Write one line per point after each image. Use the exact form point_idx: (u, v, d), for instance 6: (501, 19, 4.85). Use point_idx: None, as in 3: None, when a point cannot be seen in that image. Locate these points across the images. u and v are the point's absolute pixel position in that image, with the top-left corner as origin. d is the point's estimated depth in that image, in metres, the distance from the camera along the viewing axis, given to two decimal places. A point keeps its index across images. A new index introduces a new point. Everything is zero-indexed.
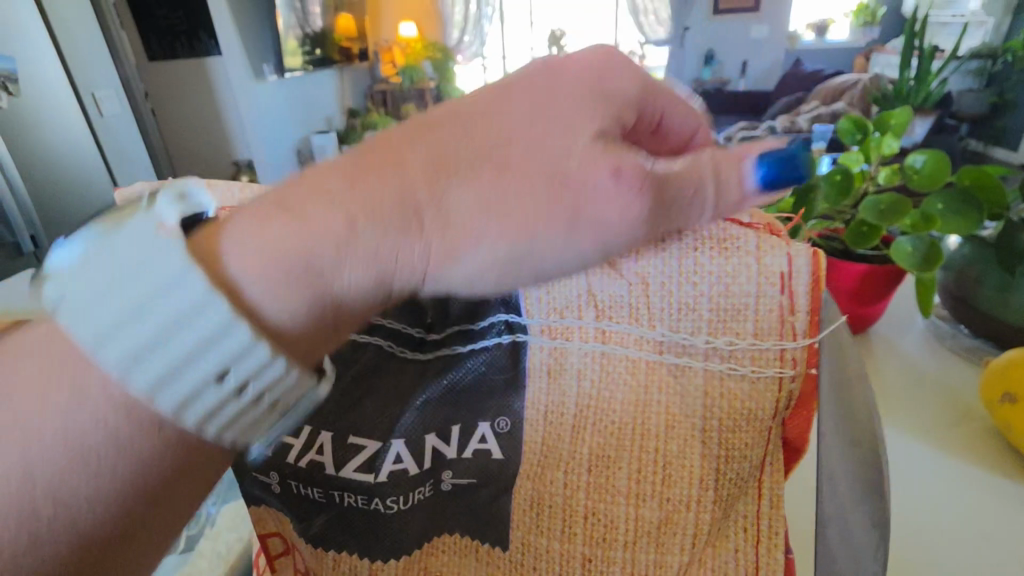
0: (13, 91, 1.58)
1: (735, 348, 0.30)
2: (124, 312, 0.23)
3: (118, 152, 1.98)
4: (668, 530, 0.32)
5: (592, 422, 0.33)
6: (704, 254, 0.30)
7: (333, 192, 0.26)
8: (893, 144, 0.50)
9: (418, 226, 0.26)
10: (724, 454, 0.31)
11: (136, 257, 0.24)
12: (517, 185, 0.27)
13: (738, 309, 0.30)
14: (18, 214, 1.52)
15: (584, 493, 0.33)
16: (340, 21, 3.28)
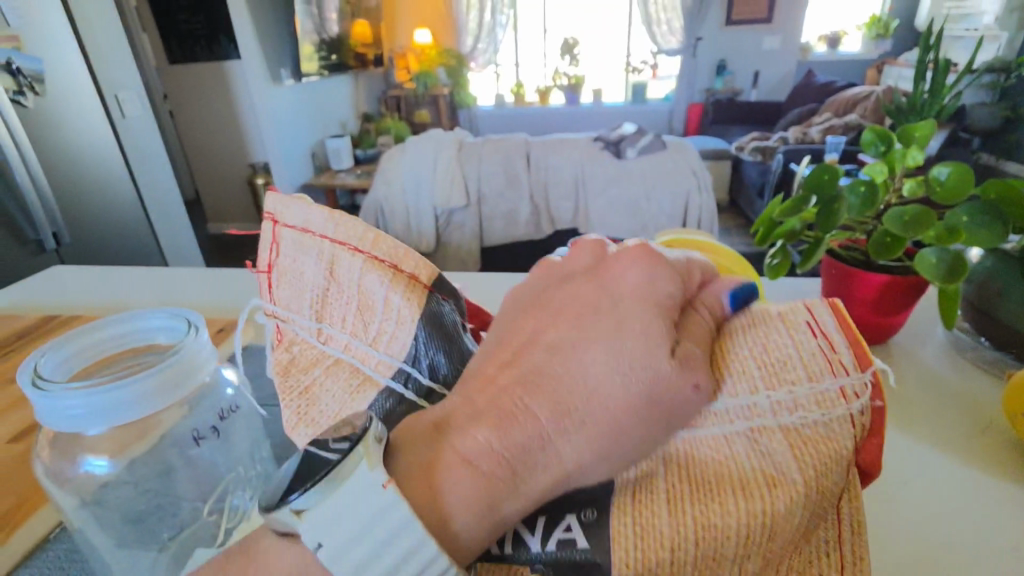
0: (39, 92, 1.60)
1: (809, 415, 0.25)
2: (358, 554, 0.21)
3: (138, 152, 2.05)
4: None
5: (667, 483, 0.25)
6: (740, 332, 0.29)
7: (469, 440, 0.25)
8: (917, 155, 0.48)
9: (551, 451, 0.25)
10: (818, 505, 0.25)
11: (360, 507, 0.21)
12: (625, 401, 0.25)
13: (783, 360, 0.27)
14: (41, 213, 1.54)
15: None
16: (356, 27, 3.33)
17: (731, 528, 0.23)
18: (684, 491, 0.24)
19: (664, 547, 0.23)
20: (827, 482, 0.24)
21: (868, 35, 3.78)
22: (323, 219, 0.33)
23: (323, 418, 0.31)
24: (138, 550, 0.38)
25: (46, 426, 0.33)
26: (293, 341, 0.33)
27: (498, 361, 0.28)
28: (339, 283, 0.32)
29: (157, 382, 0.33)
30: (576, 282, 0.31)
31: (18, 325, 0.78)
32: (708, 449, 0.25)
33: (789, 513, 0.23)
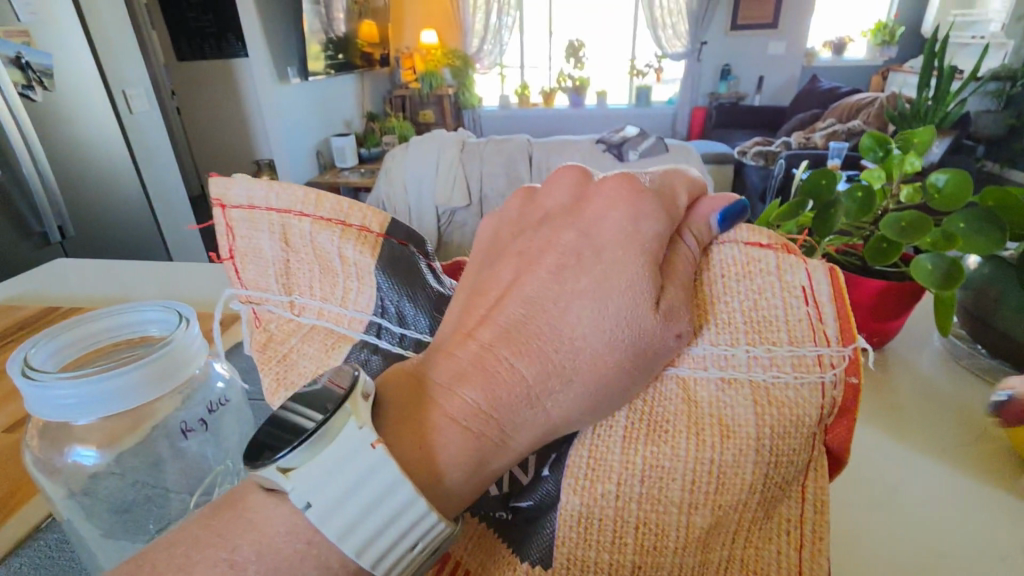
0: (46, 86, 1.61)
1: (781, 374, 0.28)
2: (354, 495, 0.23)
3: (143, 146, 2.06)
4: (716, 537, 0.28)
5: (643, 431, 0.27)
6: (731, 278, 0.30)
7: (464, 395, 0.26)
8: (915, 162, 0.49)
9: (542, 404, 0.26)
10: (775, 460, 0.27)
11: (349, 458, 0.23)
12: (612, 356, 0.26)
13: (768, 321, 0.29)
14: (46, 205, 1.56)
15: (635, 504, 0.27)
16: (363, 27, 3.35)
17: (679, 474, 0.27)
18: (641, 432, 0.27)
19: (612, 479, 0.27)
20: (784, 440, 0.27)
21: (873, 41, 3.77)
22: (264, 191, 0.34)
23: (302, 380, 0.33)
24: (124, 541, 0.37)
25: (37, 415, 0.33)
26: (269, 321, 0.34)
27: (482, 309, 0.29)
28: (297, 249, 0.34)
29: (148, 374, 0.34)
30: (556, 221, 0.30)
31: (19, 316, 0.79)
32: (676, 401, 0.28)
33: (735, 461, 0.27)
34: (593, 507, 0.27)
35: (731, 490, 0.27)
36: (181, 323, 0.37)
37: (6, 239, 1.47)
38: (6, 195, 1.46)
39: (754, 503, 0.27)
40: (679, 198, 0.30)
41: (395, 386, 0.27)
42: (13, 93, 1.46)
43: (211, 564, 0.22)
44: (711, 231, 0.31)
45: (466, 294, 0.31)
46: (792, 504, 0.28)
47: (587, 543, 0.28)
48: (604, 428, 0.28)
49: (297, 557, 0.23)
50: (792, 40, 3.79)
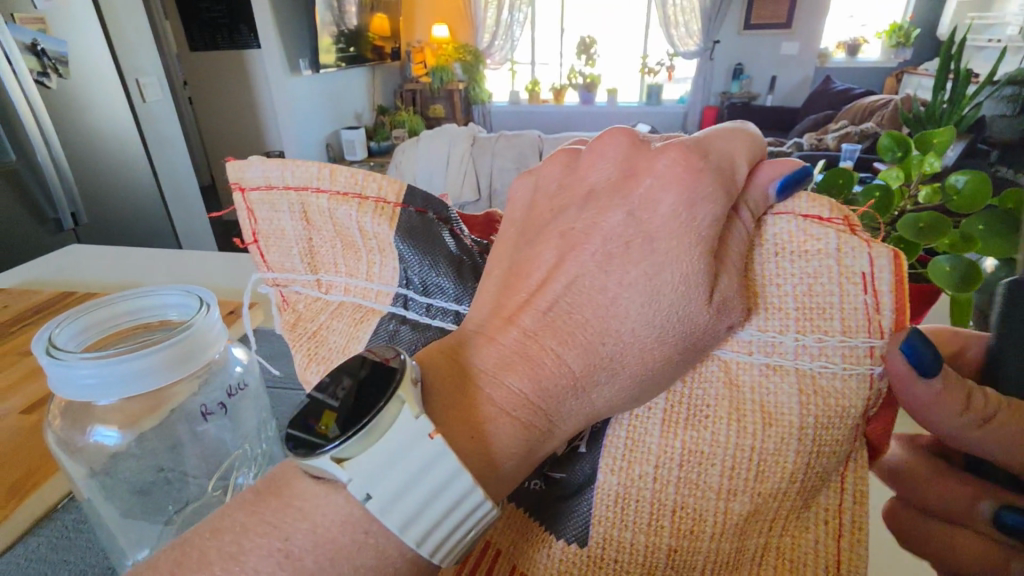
0: (61, 74, 1.62)
1: (829, 364, 0.28)
2: (411, 485, 0.23)
3: (155, 136, 2.07)
4: (753, 523, 0.28)
5: (684, 419, 0.28)
6: (785, 258, 0.29)
7: (511, 386, 0.26)
8: (934, 162, 0.47)
9: (582, 393, 0.27)
10: (816, 450, 0.28)
11: (404, 449, 0.23)
12: (656, 348, 0.26)
13: (824, 308, 0.28)
14: (60, 192, 1.57)
15: (673, 488, 0.28)
16: (375, 20, 3.34)
17: (718, 459, 0.28)
18: (680, 418, 0.28)
19: (650, 462, 0.28)
20: (825, 430, 0.27)
21: (888, 43, 3.73)
22: (278, 170, 0.33)
23: (334, 355, 0.34)
24: (143, 521, 0.38)
25: (58, 394, 0.33)
26: (296, 301, 0.35)
27: (523, 293, 0.29)
28: (318, 225, 0.34)
29: (169, 356, 0.34)
30: (602, 200, 0.29)
31: (34, 300, 0.79)
32: (718, 385, 0.28)
33: (777, 449, 0.27)
34: (631, 488, 0.29)
35: (771, 478, 0.28)
36: (201, 307, 0.37)
37: (21, 225, 1.48)
38: (20, 181, 1.47)
39: (793, 492, 0.28)
40: (739, 169, 0.28)
41: (435, 367, 0.27)
42: (29, 80, 1.46)
43: (264, 553, 0.23)
44: (766, 198, 0.29)
45: (502, 276, 0.30)
46: (830, 494, 0.29)
47: (624, 524, 0.29)
48: (644, 411, 0.29)
49: (355, 546, 0.23)
50: (806, 40, 3.75)
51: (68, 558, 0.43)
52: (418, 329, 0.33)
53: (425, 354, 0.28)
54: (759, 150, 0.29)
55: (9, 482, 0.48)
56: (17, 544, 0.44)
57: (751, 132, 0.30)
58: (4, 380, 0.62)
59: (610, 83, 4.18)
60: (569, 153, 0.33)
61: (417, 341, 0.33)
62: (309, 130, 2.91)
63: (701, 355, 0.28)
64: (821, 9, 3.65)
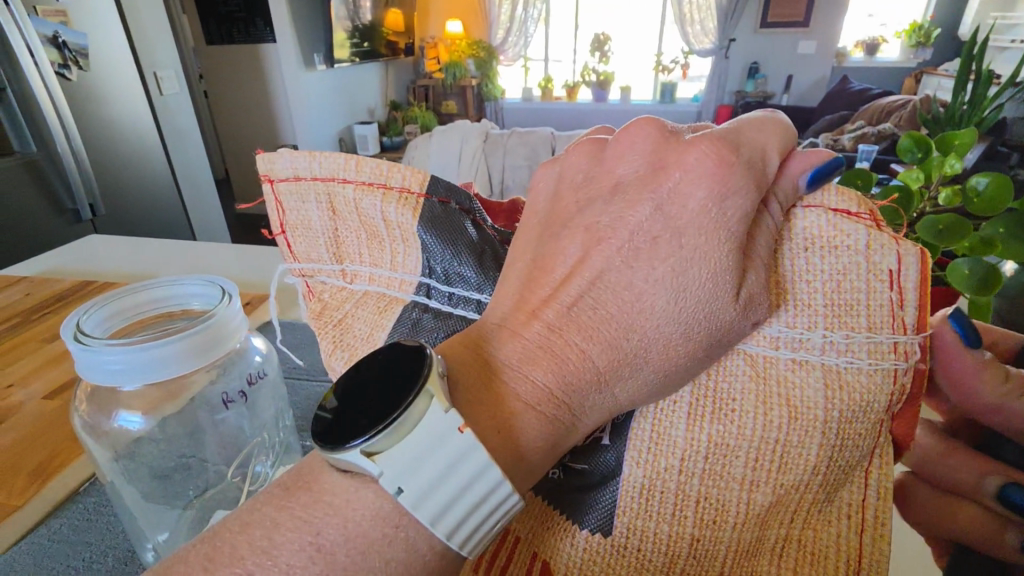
0: (81, 66, 1.64)
1: (856, 360, 0.28)
2: (437, 479, 0.23)
3: (172, 128, 2.09)
4: (774, 514, 0.29)
5: (709, 411, 0.28)
6: (814, 254, 0.29)
7: (537, 376, 0.27)
8: (955, 164, 0.46)
9: (607, 385, 0.27)
10: (840, 443, 0.28)
11: (431, 443, 0.23)
12: (678, 342, 0.27)
13: (850, 304, 0.28)
14: (79, 183, 1.59)
15: (696, 479, 0.28)
16: (389, 16, 3.35)
17: (742, 452, 0.28)
18: (706, 411, 0.28)
19: (676, 455, 0.28)
20: (851, 425, 0.28)
21: (908, 43, 3.66)
22: (307, 162, 0.34)
23: (359, 343, 0.34)
24: (162, 506, 0.39)
25: (85, 378, 0.34)
26: (323, 291, 0.36)
27: (548, 288, 0.29)
28: (344, 216, 0.34)
29: (191, 344, 0.35)
30: (630, 194, 0.29)
31: (59, 288, 0.81)
32: (744, 377, 0.28)
33: (801, 442, 0.27)
34: (655, 481, 0.29)
35: (794, 471, 0.28)
36: (224, 298, 0.38)
37: (40, 215, 1.50)
38: (40, 172, 1.50)
39: (816, 484, 0.28)
40: (770, 161, 0.27)
41: (459, 358, 0.28)
42: (50, 72, 1.48)
43: (296, 547, 0.23)
44: (796, 190, 0.29)
45: (526, 267, 0.30)
46: (853, 488, 0.29)
47: (647, 515, 0.29)
48: (670, 403, 0.29)
49: (385, 540, 0.24)
50: (824, 39, 3.70)
51: (89, 540, 0.44)
52: (441, 317, 0.34)
53: (447, 345, 0.29)
54: (791, 140, 0.29)
55: (32, 465, 0.49)
56: (40, 525, 0.45)
57: (782, 121, 0.29)
58: (29, 365, 0.63)
59: (624, 80, 4.15)
60: (596, 140, 0.33)
61: (440, 329, 0.33)
62: (323, 125, 2.92)
63: (724, 350, 0.28)
64: (839, 8, 3.60)
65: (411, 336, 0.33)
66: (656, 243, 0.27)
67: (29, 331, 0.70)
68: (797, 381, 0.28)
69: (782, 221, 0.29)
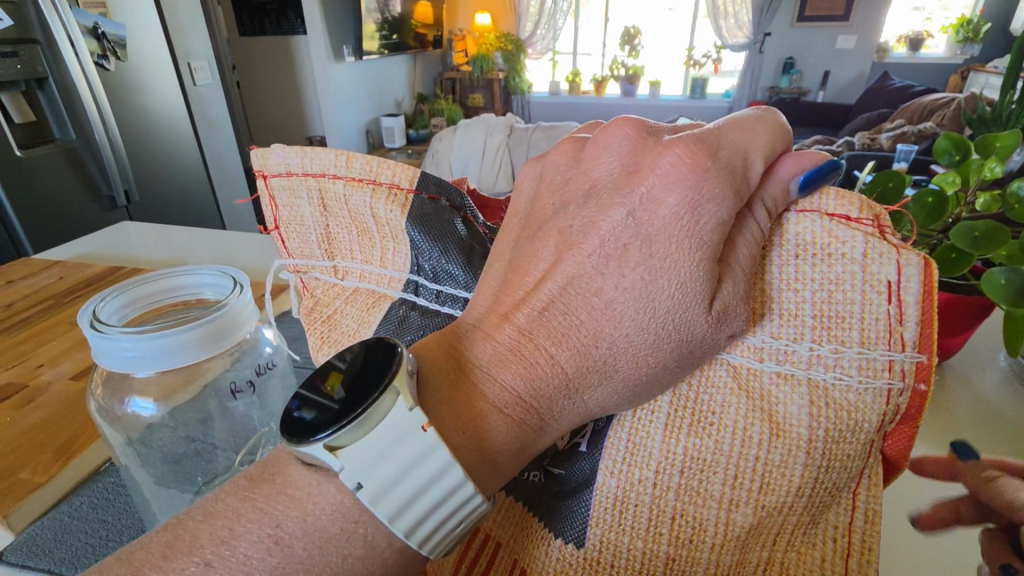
0: (119, 57, 1.68)
1: (844, 376, 0.26)
2: (397, 477, 0.23)
3: (204, 117, 2.14)
4: (755, 537, 0.28)
5: (688, 424, 0.28)
6: (805, 261, 0.28)
7: (506, 377, 0.27)
8: (996, 168, 0.43)
9: (578, 390, 0.27)
10: (826, 465, 0.26)
11: (394, 442, 0.23)
12: (645, 348, 0.26)
13: (842, 318, 0.27)
14: (114, 170, 1.64)
15: (672, 494, 0.28)
16: (418, 8, 3.36)
17: (721, 467, 0.27)
18: (684, 423, 0.28)
19: (650, 466, 0.28)
20: (837, 445, 0.26)
21: (955, 38, 3.51)
22: (299, 157, 0.34)
23: (345, 339, 0.34)
24: (170, 489, 0.40)
25: (100, 363, 0.35)
26: (315, 287, 0.36)
27: (520, 291, 0.28)
28: (335, 212, 0.34)
29: (203, 335, 0.35)
30: (603, 198, 0.28)
31: (90, 272, 0.84)
32: (726, 389, 0.28)
33: (784, 462, 0.26)
34: (630, 492, 0.28)
35: (776, 492, 0.27)
36: (235, 289, 0.39)
37: (78, 201, 1.56)
38: (79, 159, 1.55)
39: (800, 507, 0.27)
40: (753, 164, 0.26)
41: (432, 358, 0.28)
42: (90, 62, 1.53)
43: (255, 539, 0.23)
44: (787, 194, 0.28)
45: (503, 269, 0.30)
46: (841, 512, 0.28)
47: (621, 529, 0.28)
48: (647, 413, 0.28)
49: (344, 536, 0.24)
50: (864, 34, 3.57)
51: (107, 518, 0.45)
52: (427, 315, 0.33)
53: (421, 345, 0.29)
54: (780, 137, 0.28)
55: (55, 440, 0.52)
56: (61, 503, 0.47)
57: (776, 120, 0.28)
58: (56, 346, 0.66)
59: (653, 75, 4.09)
60: (578, 138, 0.32)
61: (426, 327, 0.33)
62: (350, 116, 2.96)
63: (699, 360, 0.27)
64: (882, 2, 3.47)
65: (398, 333, 0.33)
66: (626, 250, 0.26)
67: (57, 314, 0.72)
68: (778, 396, 0.27)
69: (771, 225, 0.29)
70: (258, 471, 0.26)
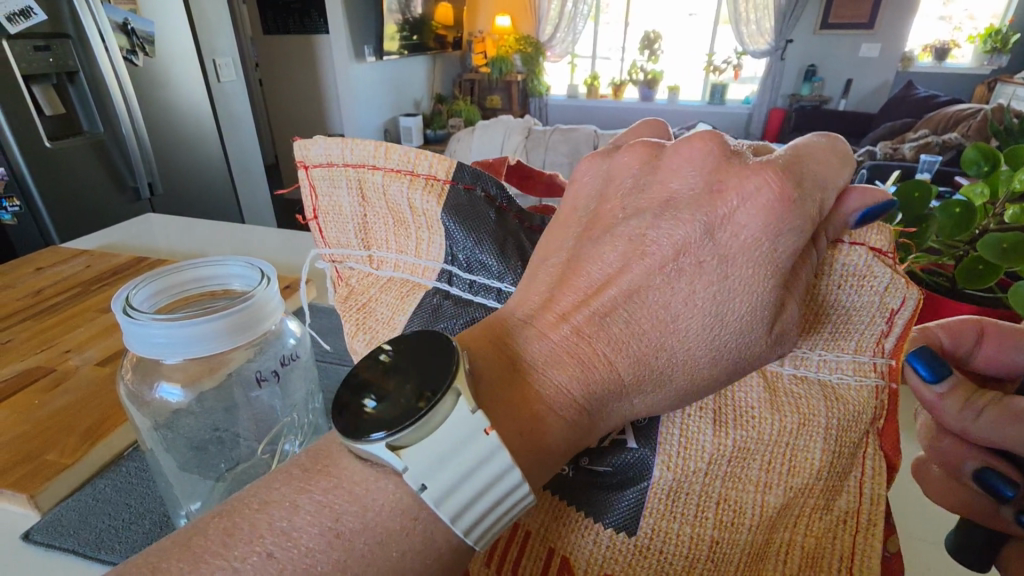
0: (148, 52, 1.71)
1: (845, 376, 0.28)
2: (459, 473, 0.23)
3: (226, 113, 2.17)
4: (785, 518, 0.29)
5: (729, 416, 0.28)
6: (842, 287, 0.28)
7: (565, 376, 0.27)
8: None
9: (636, 388, 0.27)
10: (838, 449, 0.28)
11: (453, 441, 0.23)
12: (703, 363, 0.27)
13: (845, 327, 0.28)
14: (139, 164, 1.66)
15: (717, 481, 0.28)
16: (439, 9, 3.39)
17: (758, 454, 0.28)
18: (727, 417, 0.28)
19: (702, 459, 0.28)
20: (847, 432, 0.28)
21: (982, 48, 3.45)
22: (340, 148, 0.34)
23: (379, 326, 0.35)
24: (197, 476, 0.40)
25: (130, 348, 0.36)
26: (350, 276, 0.37)
27: (581, 291, 0.29)
28: (373, 202, 0.35)
29: (231, 324, 0.36)
30: (682, 212, 0.27)
31: (116, 262, 0.85)
32: (757, 388, 0.29)
33: (805, 445, 0.28)
34: (683, 482, 0.28)
35: (802, 474, 0.28)
36: (263, 280, 0.39)
37: (103, 192, 1.58)
38: (106, 152, 1.58)
39: (819, 489, 0.29)
40: (830, 196, 0.26)
41: (483, 353, 0.28)
42: (119, 58, 1.57)
43: (315, 530, 0.23)
44: (844, 225, 0.27)
45: (562, 265, 0.30)
46: (850, 499, 0.29)
47: (672, 516, 0.29)
48: (695, 410, 0.29)
49: (403, 533, 0.24)
50: (889, 42, 3.51)
51: (131, 502, 0.46)
52: (461, 304, 0.34)
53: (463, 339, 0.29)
54: (849, 171, 0.26)
55: (83, 425, 0.52)
56: (86, 484, 0.49)
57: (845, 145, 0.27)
58: (85, 333, 0.67)
59: (672, 80, 4.07)
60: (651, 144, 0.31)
61: (459, 316, 0.33)
62: (369, 116, 2.99)
63: (741, 372, 0.28)
64: (907, 10, 3.41)
65: (431, 322, 0.33)
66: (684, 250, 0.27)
67: (84, 302, 0.74)
68: (798, 395, 0.28)
69: (827, 249, 0.28)
70: (311, 461, 0.26)
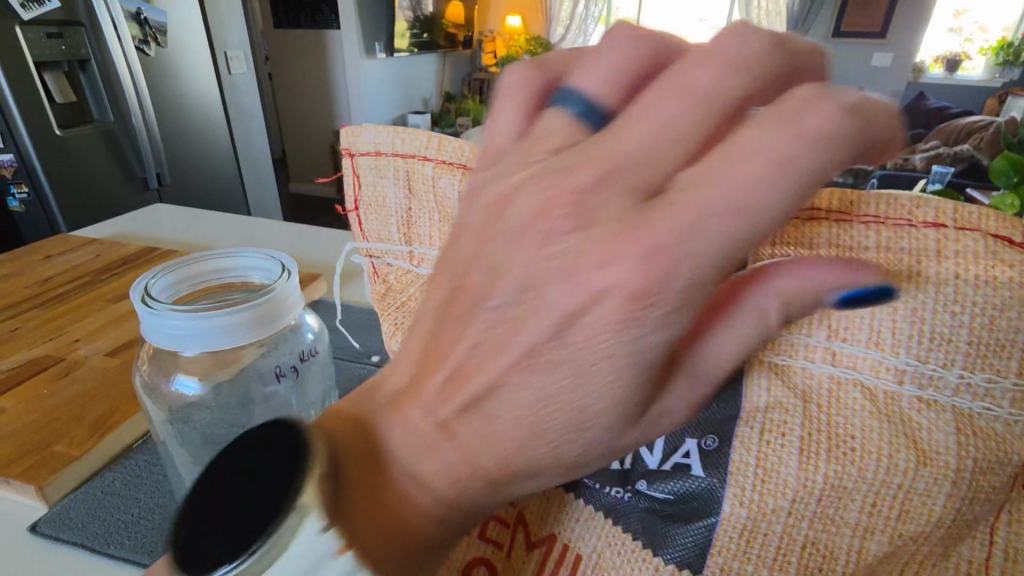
0: (160, 42, 1.71)
1: (994, 406, 0.22)
2: None
3: (236, 104, 2.17)
4: (886, 565, 0.24)
5: (824, 447, 0.24)
6: (970, 280, 0.22)
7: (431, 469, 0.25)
8: None
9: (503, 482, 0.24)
10: (971, 497, 0.23)
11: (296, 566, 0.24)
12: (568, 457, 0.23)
13: (1005, 343, 0.22)
14: (148, 153, 1.66)
15: (805, 523, 0.24)
16: (450, 7, 3.39)
17: (859, 497, 0.23)
18: (820, 447, 0.24)
19: (785, 496, 0.24)
20: (984, 477, 0.22)
21: (994, 61, 3.44)
22: (390, 139, 0.35)
23: None
24: None
25: (147, 340, 0.35)
26: (389, 271, 0.36)
27: (438, 381, 0.25)
28: (419, 195, 0.34)
29: (249, 318, 0.35)
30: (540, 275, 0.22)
31: (124, 252, 0.84)
32: (864, 413, 0.23)
33: (926, 491, 0.23)
34: (760, 522, 0.24)
35: (914, 522, 0.23)
36: (282, 274, 0.38)
37: (111, 180, 1.58)
38: (115, 140, 1.58)
39: (935, 538, 0.24)
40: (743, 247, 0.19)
41: (346, 434, 0.28)
42: (131, 46, 1.56)
43: None
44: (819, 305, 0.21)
45: (423, 339, 0.26)
46: (976, 548, 0.24)
47: (746, 558, 0.25)
48: (776, 436, 0.25)
49: None
50: (901, 52, 3.50)
51: (139, 495, 0.45)
52: None
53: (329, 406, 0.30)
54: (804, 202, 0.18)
55: (92, 417, 0.51)
56: (94, 476, 0.48)
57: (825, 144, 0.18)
58: (94, 324, 0.66)
59: None
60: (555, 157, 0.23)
61: None
62: (378, 113, 2.98)
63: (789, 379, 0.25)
64: (921, 20, 3.41)
65: None
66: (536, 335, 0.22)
67: (93, 291, 0.73)
68: (914, 424, 0.23)
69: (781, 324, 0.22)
70: None
